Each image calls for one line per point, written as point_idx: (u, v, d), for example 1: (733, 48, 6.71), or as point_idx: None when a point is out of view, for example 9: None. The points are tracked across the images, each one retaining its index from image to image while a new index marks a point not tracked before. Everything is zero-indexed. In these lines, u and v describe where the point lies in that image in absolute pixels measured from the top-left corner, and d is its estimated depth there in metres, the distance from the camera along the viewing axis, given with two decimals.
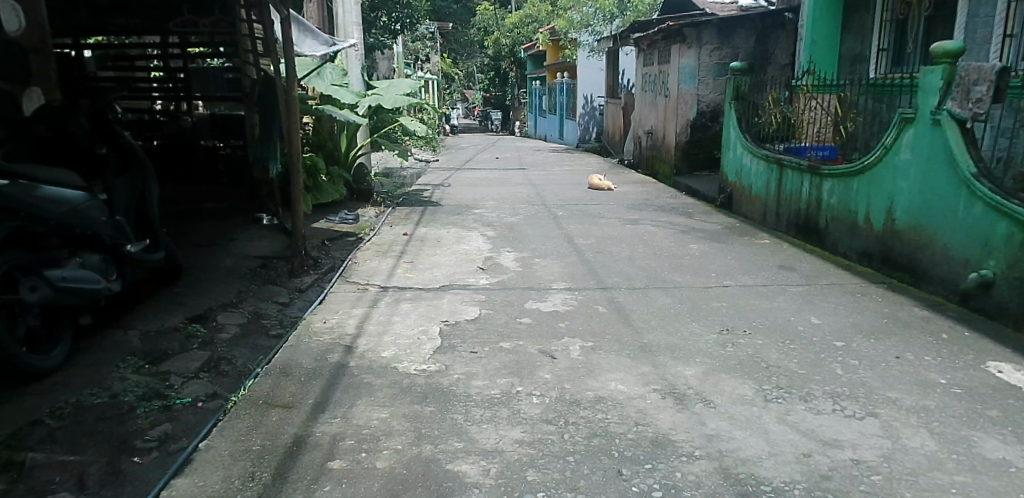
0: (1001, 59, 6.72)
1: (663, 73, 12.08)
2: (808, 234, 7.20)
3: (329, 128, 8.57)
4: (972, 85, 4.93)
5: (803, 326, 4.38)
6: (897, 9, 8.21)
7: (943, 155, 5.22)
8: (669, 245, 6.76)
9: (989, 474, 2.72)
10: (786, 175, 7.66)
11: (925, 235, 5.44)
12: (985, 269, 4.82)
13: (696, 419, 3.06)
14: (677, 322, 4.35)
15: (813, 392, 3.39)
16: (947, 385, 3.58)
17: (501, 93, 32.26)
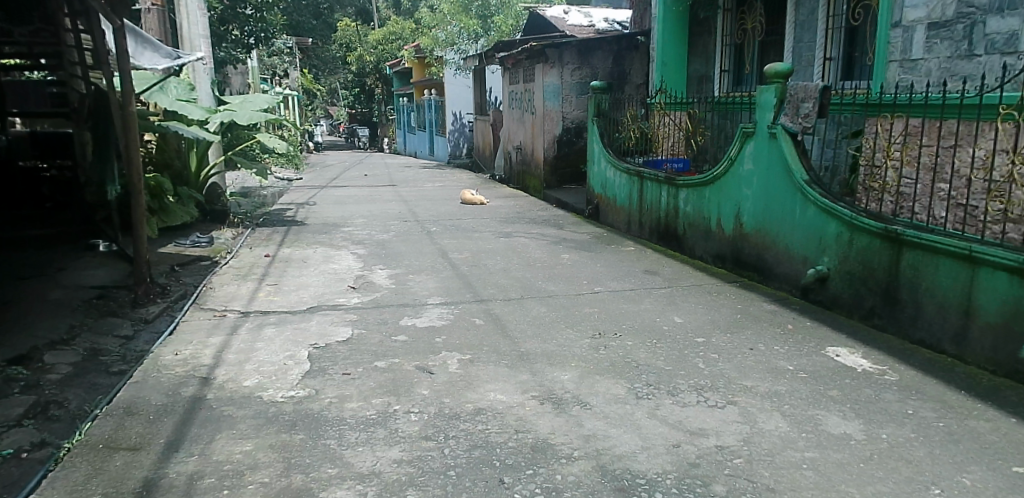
0: (823, 79, 7.45)
1: (528, 90, 12.37)
2: (668, 241, 7.61)
3: (176, 145, 8.06)
4: (800, 102, 5.42)
5: (668, 326, 4.59)
6: (734, 34, 9.00)
7: (779, 164, 5.70)
8: (541, 256, 6.89)
9: (834, 448, 2.96)
10: (646, 186, 8.05)
11: (768, 237, 5.91)
12: (820, 265, 5.30)
13: (574, 421, 3.11)
14: (552, 329, 4.42)
15: (680, 386, 3.55)
16: (795, 370, 3.88)
17: (367, 110, 31.73)
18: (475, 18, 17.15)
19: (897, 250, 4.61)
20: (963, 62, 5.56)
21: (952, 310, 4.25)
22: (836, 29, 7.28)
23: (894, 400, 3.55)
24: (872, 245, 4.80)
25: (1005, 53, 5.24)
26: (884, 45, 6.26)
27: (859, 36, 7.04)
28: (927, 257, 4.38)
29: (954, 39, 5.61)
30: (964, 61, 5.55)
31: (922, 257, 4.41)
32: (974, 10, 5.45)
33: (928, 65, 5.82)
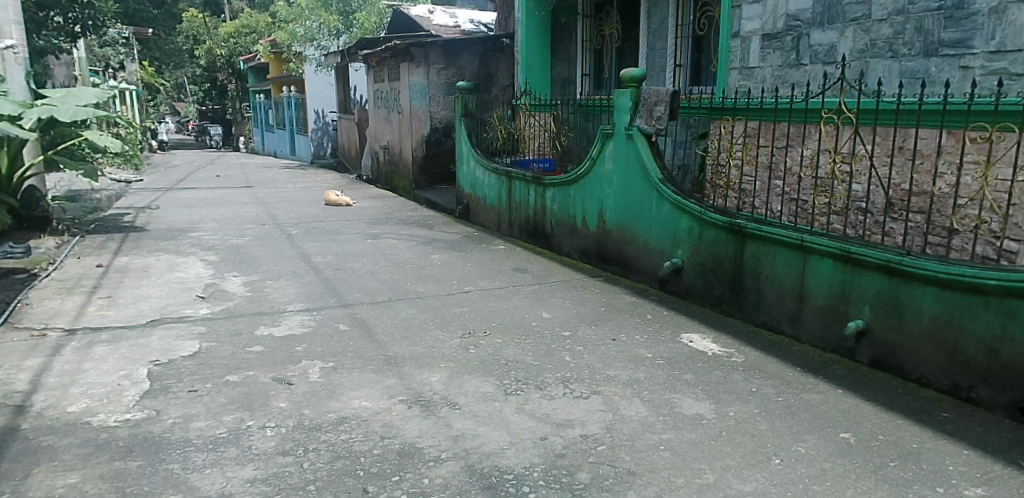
0: (674, 84, 7.90)
1: (394, 89, 12.15)
2: (537, 238, 7.76)
3: None
4: (653, 105, 5.69)
5: (537, 322, 4.66)
6: (593, 39, 9.34)
7: (636, 164, 5.96)
8: (409, 257, 6.79)
9: (688, 428, 3.13)
10: (514, 186, 8.15)
11: (629, 232, 6.16)
12: (675, 257, 5.60)
13: (442, 423, 3.06)
14: (420, 331, 4.35)
15: (547, 380, 3.61)
16: (653, 358, 4.07)
17: (220, 107, 29.86)
18: (337, 14, 16.74)
19: (741, 241, 4.96)
20: (792, 70, 6.08)
21: (788, 295, 4.62)
22: (684, 37, 7.74)
23: (740, 379, 3.82)
24: (720, 237, 5.14)
25: (826, 63, 5.78)
26: (725, 53, 6.75)
27: (704, 44, 7.50)
28: (767, 247, 4.74)
29: (783, 49, 6.13)
30: (793, 69, 6.07)
31: (763, 248, 4.77)
32: (800, 22, 5.97)
33: (763, 72, 6.34)
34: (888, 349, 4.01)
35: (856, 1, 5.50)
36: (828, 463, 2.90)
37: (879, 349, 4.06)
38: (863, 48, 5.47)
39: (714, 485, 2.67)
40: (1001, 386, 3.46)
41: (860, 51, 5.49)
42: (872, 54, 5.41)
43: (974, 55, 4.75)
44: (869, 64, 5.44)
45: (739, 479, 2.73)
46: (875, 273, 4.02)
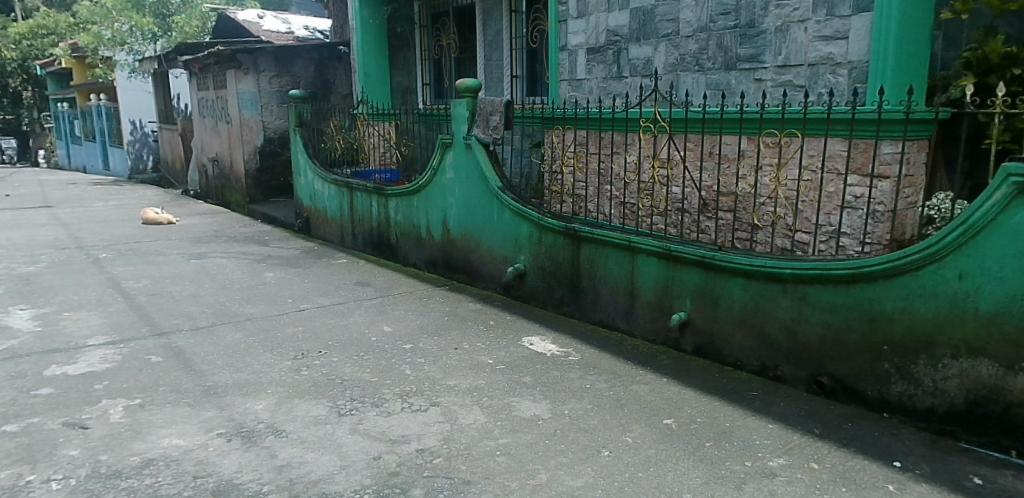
0: (512, 95, 8.11)
1: (220, 98, 11.40)
2: (381, 250, 7.59)
3: None
4: (489, 115, 5.78)
5: (376, 337, 4.54)
6: (432, 50, 9.36)
7: (476, 173, 6.02)
8: (239, 276, 6.38)
9: (524, 430, 3.18)
10: (355, 198, 7.92)
11: (473, 240, 6.20)
12: (518, 263, 5.71)
13: (265, 453, 2.89)
14: (247, 356, 4.08)
15: (384, 396, 3.52)
16: (494, 363, 4.10)
17: (12, 117, 26.43)
18: (150, 16, 15.32)
19: (577, 244, 5.15)
20: (615, 82, 6.46)
21: (620, 293, 4.87)
22: (518, 49, 7.97)
23: (576, 377, 3.96)
24: (558, 242, 5.31)
25: (643, 76, 6.19)
26: (555, 66, 7.07)
27: (537, 56, 7.76)
28: (600, 249, 4.96)
29: (606, 62, 6.51)
30: (616, 81, 6.46)
31: (597, 250, 4.99)
32: (620, 38, 6.35)
33: (589, 84, 6.70)
34: (708, 337, 4.33)
35: (666, 18, 5.92)
36: (652, 449, 3.07)
37: (700, 338, 4.38)
38: (675, 62, 5.90)
39: (546, 484, 2.73)
40: (801, 363, 3.85)
41: (672, 65, 5.93)
42: (682, 67, 5.85)
43: (765, 68, 5.27)
44: (680, 77, 5.89)
45: (571, 475, 2.82)
46: (694, 269, 4.33)
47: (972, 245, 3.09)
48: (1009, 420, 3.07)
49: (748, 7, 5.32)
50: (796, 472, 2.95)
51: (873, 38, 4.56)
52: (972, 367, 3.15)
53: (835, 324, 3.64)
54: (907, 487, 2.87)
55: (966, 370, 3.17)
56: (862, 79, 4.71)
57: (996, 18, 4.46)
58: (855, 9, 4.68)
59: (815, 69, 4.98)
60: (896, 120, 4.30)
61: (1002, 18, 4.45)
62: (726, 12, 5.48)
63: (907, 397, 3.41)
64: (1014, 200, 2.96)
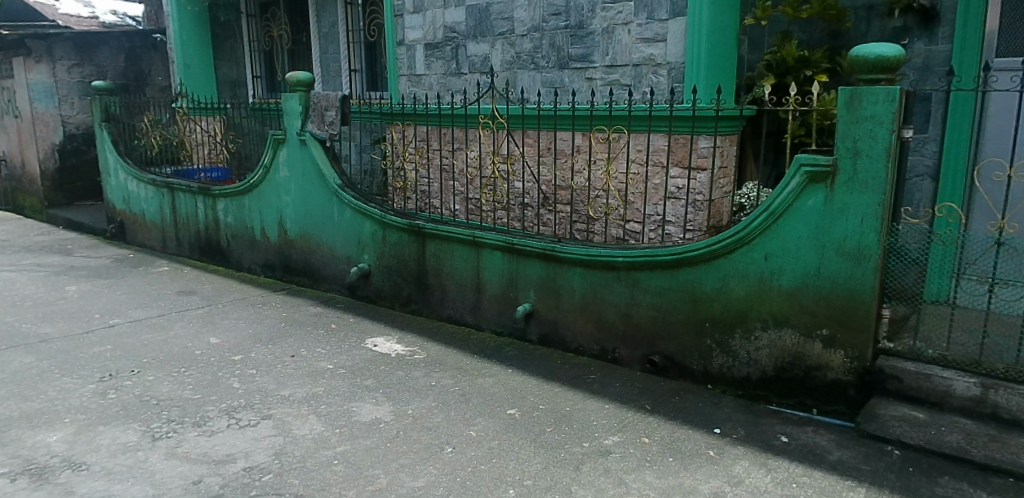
0: (351, 90, 7.85)
1: (6, 89, 9.98)
2: (211, 254, 7.04)
3: None
4: (324, 110, 5.54)
5: (200, 350, 4.19)
6: (261, 41, 8.80)
7: (312, 170, 5.74)
8: (35, 292, 5.64)
9: (364, 435, 3.08)
10: (178, 199, 7.27)
11: (312, 241, 5.92)
12: (362, 262, 5.53)
13: (60, 491, 2.57)
14: (42, 382, 3.61)
15: (207, 413, 3.24)
16: (334, 369, 3.94)
17: None
18: None
19: (422, 241, 5.08)
20: (454, 78, 6.45)
21: (467, 288, 4.86)
22: (356, 42, 7.71)
23: (420, 376, 3.89)
24: (402, 239, 5.21)
25: (481, 73, 6.23)
26: (393, 61, 6.93)
27: (376, 51, 7.56)
28: (445, 245, 4.93)
29: (445, 58, 6.48)
30: (455, 78, 6.45)
31: (442, 247, 4.95)
32: (457, 34, 6.34)
33: (429, 80, 6.63)
34: (551, 325, 4.43)
35: (501, 17, 5.99)
36: (494, 441, 3.09)
37: (544, 327, 4.47)
38: (511, 60, 5.98)
39: (385, 488, 2.66)
40: (635, 344, 4.04)
41: (509, 63, 6.01)
42: (519, 65, 5.94)
43: (594, 68, 5.48)
44: (517, 74, 5.98)
45: (412, 476, 2.76)
46: (535, 260, 4.41)
47: (775, 229, 3.40)
48: (809, 383, 3.41)
49: (577, 9, 5.50)
50: (628, 448, 3.10)
51: (688, 41, 4.89)
52: (779, 337, 3.47)
53: (664, 307, 3.86)
54: (725, 451, 3.10)
55: (774, 340, 3.48)
56: (680, 79, 5.04)
57: (791, 24, 4.90)
58: (671, 14, 4.99)
59: (639, 69, 5.25)
60: (707, 116, 4.74)
61: (796, 24, 4.88)
62: (557, 13, 5.63)
63: (726, 368, 3.68)
64: (807, 187, 3.29)
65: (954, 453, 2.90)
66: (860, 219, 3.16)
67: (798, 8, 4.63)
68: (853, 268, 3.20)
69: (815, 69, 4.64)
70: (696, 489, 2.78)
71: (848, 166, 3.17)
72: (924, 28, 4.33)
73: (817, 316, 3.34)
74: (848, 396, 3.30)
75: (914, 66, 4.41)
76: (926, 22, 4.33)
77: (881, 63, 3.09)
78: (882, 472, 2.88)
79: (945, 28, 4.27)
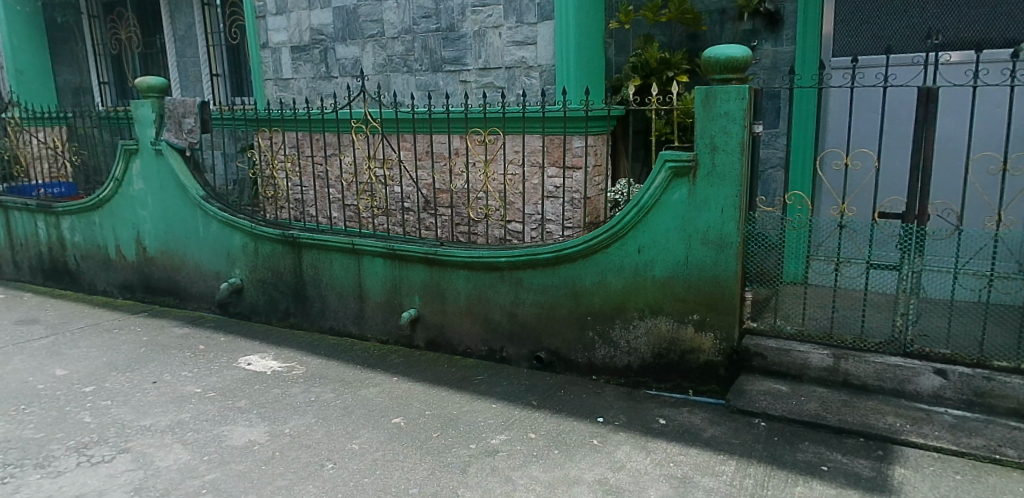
0: (213, 95, 7.42)
1: None
2: (57, 278, 6.39)
3: None
4: (181, 118, 5.19)
5: (44, 384, 3.79)
6: (108, 44, 8.11)
7: (171, 182, 5.35)
8: None
9: (235, 459, 2.92)
10: (13, 218, 6.54)
11: (176, 257, 5.52)
12: (233, 277, 5.22)
13: None
14: None
15: (53, 453, 2.95)
16: (202, 392, 3.68)
17: None
18: None
19: (298, 252, 4.86)
20: (324, 82, 6.24)
21: (348, 297, 4.70)
22: (217, 45, 7.30)
23: (299, 392, 3.72)
24: (276, 250, 4.97)
25: (352, 76, 6.06)
26: (257, 65, 6.62)
27: (239, 54, 7.19)
28: (323, 254, 4.75)
29: (313, 62, 6.26)
30: (325, 81, 6.24)
31: (320, 256, 4.76)
32: (324, 37, 6.14)
33: (297, 84, 6.39)
34: (438, 330, 4.37)
35: (371, 19, 5.86)
36: (378, 452, 3.01)
37: (431, 331, 4.41)
38: (383, 63, 5.86)
39: None
40: (522, 342, 4.07)
41: (380, 66, 5.88)
42: (391, 68, 5.83)
43: (468, 71, 5.45)
44: (390, 78, 5.86)
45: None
46: (417, 265, 4.35)
47: (645, 223, 3.53)
48: (685, 366, 3.57)
49: (447, 12, 5.46)
50: (515, 445, 3.11)
51: (557, 44, 4.98)
52: (655, 325, 3.60)
53: (547, 303, 3.91)
54: (608, 438, 3.17)
55: (651, 328, 3.62)
56: (552, 81, 5.12)
57: (652, 28, 5.12)
58: (540, 17, 5.05)
59: (512, 72, 5.28)
60: (578, 117, 4.85)
61: (657, 28, 5.09)
62: (427, 16, 5.56)
63: (609, 358, 3.78)
64: (672, 181, 3.44)
65: (813, 420, 3.12)
66: (720, 209, 3.34)
67: (657, 12, 4.85)
68: (717, 255, 3.38)
69: (676, 70, 4.85)
70: (580, 479, 2.83)
71: (707, 160, 3.35)
72: (770, 31, 4.60)
73: (688, 302, 3.50)
74: (720, 375, 3.49)
75: (764, 65, 4.68)
76: (771, 25, 4.59)
77: (730, 63, 3.28)
78: (750, 444, 3.06)
79: (788, 31, 4.55)
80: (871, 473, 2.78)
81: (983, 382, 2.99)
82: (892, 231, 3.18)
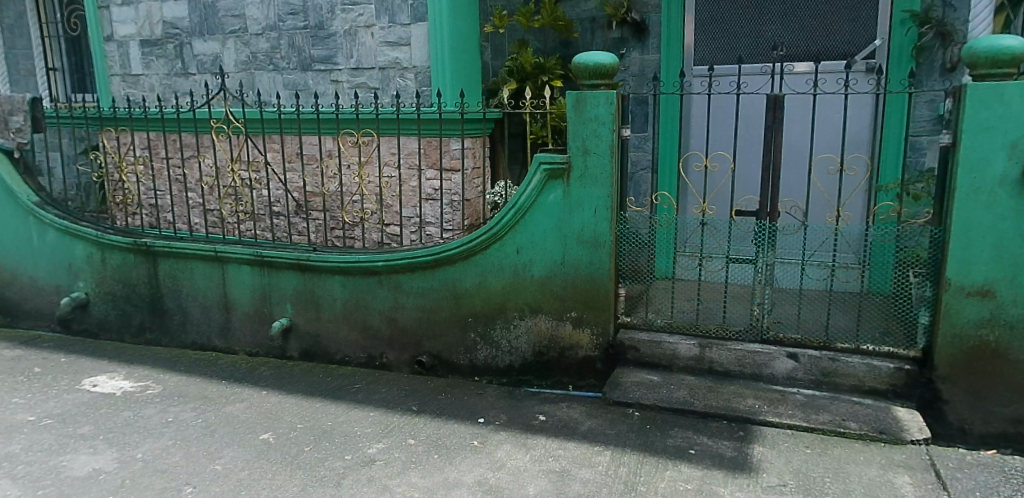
0: (51, 92, 6.72)
1: None
2: None
3: None
4: (9, 115, 4.71)
5: None
6: None
7: None
8: None
9: (75, 492, 2.69)
10: None
11: (6, 271, 4.94)
12: (76, 291, 4.74)
13: None
14: None
15: None
16: (38, 420, 3.33)
17: None
18: None
19: (153, 262, 4.49)
20: (180, 79, 5.82)
21: (213, 308, 4.40)
22: (54, 37, 6.62)
23: (154, 413, 3.44)
24: (127, 260, 4.56)
25: (211, 73, 5.69)
26: (101, 59, 6.08)
27: (81, 47, 6.55)
28: (182, 263, 4.41)
29: (167, 57, 5.83)
30: (181, 78, 5.82)
31: (178, 265, 4.43)
32: (179, 31, 5.73)
33: (149, 81, 5.92)
34: (313, 339, 4.18)
35: (231, 14, 5.53)
36: (243, 472, 2.86)
37: (305, 341, 4.21)
38: (246, 60, 5.55)
39: None
40: (402, 347, 3.98)
41: (244, 63, 5.56)
42: (255, 66, 5.52)
43: (339, 70, 5.26)
44: (254, 76, 5.55)
45: None
46: (288, 272, 4.14)
47: (523, 224, 3.56)
48: (564, 362, 3.63)
49: (315, 9, 5.23)
50: (393, 453, 3.03)
51: (431, 45, 4.91)
52: (535, 324, 3.64)
53: (426, 307, 3.85)
54: (488, 439, 3.16)
55: (531, 326, 3.65)
56: (427, 83, 5.03)
57: (526, 33, 5.17)
58: (413, 18, 4.95)
59: (385, 72, 5.14)
60: (454, 119, 4.81)
61: (530, 33, 5.16)
62: (294, 12, 5.31)
63: (490, 359, 3.77)
64: (547, 184, 3.49)
65: (681, 406, 3.27)
66: (593, 209, 3.43)
67: (531, 18, 4.93)
68: (592, 253, 3.47)
69: (551, 75, 4.93)
70: (459, 481, 2.80)
71: (580, 162, 3.43)
72: (637, 39, 4.78)
73: (565, 300, 3.57)
74: (597, 369, 3.58)
75: (632, 72, 4.85)
76: (638, 34, 4.77)
77: (599, 69, 3.36)
78: (624, 434, 3.16)
79: (653, 39, 4.75)
80: (733, 453, 2.95)
81: (829, 363, 3.25)
82: (747, 228, 3.38)
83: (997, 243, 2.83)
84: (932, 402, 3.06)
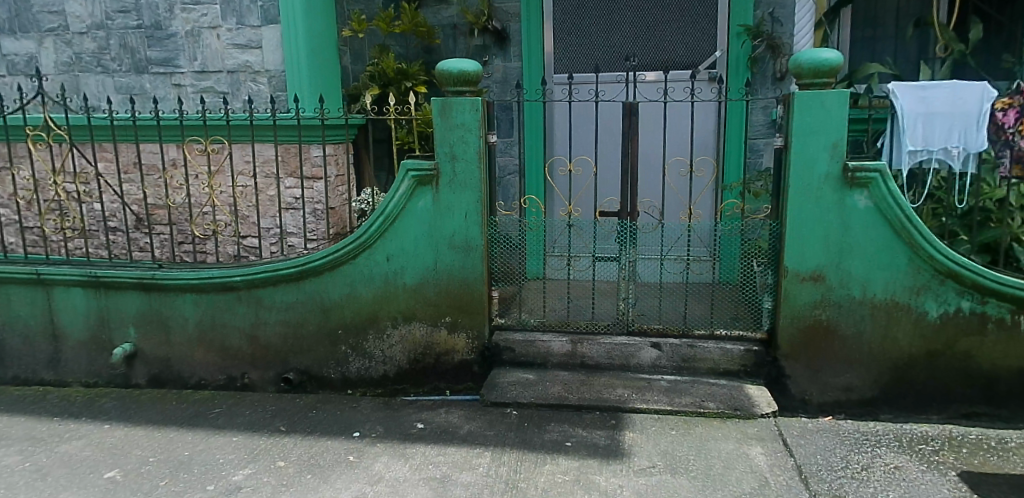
0: None
1: None
2: None
3: None
4: None
5: None
6: None
7: None
8: None
9: None
10: None
11: None
12: None
13: None
14: None
15: None
16: None
17: None
18: None
19: None
20: None
21: (39, 337, 3.91)
22: None
23: None
24: None
25: (26, 75, 5.08)
26: None
27: None
28: None
29: None
30: None
31: None
32: None
33: None
34: (164, 363, 3.84)
35: (48, 10, 4.97)
36: None
37: (153, 366, 3.86)
38: (69, 61, 5.01)
39: None
40: (266, 365, 3.76)
41: (66, 65, 5.02)
42: (80, 68, 5.00)
43: (182, 74, 4.89)
44: (79, 79, 5.02)
45: None
46: (131, 292, 3.78)
47: (393, 232, 3.51)
48: (441, 368, 3.63)
49: (150, 7, 4.84)
50: (261, 478, 2.87)
51: (285, 49, 4.70)
52: (409, 331, 3.60)
53: (293, 321, 3.68)
54: (364, 452, 3.07)
55: (405, 335, 3.61)
56: (282, 87, 4.81)
57: (386, 38, 5.11)
58: (264, 21, 4.72)
59: (234, 76, 4.86)
60: (313, 125, 4.64)
61: (391, 38, 5.11)
62: (125, 10, 4.87)
63: (364, 370, 3.68)
64: (415, 190, 3.47)
65: (557, 401, 3.37)
66: (464, 214, 3.46)
67: (390, 23, 4.86)
68: (464, 258, 3.50)
69: (414, 80, 4.90)
70: None
71: (448, 168, 3.44)
72: (499, 47, 4.90)
73: (439, 306, 3.56)
74: (474, 372, 3.62)
75: (495, 79, 4.97)
76: (499, 42, 4.89)
77: (464, 76, 3.39)
78: (503, 433, 3.20)
79: (514, 48, 4.88)
80: (606, 441, 3.09)
81: (688, 350, 3.50)
82: (610, 227, 3.55)
83: (825, 232, 3.20)
84: (777, 378, 3.39)
